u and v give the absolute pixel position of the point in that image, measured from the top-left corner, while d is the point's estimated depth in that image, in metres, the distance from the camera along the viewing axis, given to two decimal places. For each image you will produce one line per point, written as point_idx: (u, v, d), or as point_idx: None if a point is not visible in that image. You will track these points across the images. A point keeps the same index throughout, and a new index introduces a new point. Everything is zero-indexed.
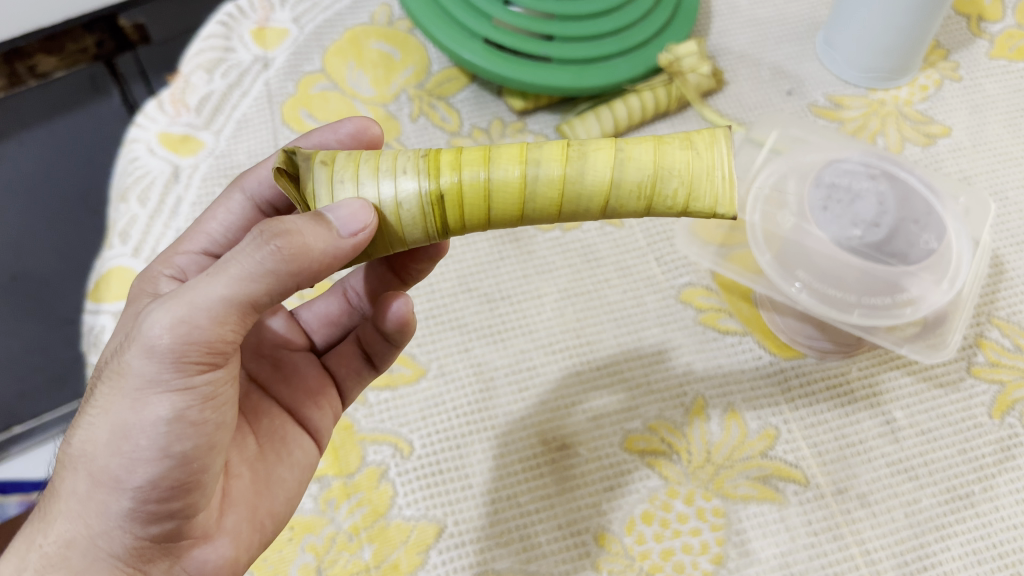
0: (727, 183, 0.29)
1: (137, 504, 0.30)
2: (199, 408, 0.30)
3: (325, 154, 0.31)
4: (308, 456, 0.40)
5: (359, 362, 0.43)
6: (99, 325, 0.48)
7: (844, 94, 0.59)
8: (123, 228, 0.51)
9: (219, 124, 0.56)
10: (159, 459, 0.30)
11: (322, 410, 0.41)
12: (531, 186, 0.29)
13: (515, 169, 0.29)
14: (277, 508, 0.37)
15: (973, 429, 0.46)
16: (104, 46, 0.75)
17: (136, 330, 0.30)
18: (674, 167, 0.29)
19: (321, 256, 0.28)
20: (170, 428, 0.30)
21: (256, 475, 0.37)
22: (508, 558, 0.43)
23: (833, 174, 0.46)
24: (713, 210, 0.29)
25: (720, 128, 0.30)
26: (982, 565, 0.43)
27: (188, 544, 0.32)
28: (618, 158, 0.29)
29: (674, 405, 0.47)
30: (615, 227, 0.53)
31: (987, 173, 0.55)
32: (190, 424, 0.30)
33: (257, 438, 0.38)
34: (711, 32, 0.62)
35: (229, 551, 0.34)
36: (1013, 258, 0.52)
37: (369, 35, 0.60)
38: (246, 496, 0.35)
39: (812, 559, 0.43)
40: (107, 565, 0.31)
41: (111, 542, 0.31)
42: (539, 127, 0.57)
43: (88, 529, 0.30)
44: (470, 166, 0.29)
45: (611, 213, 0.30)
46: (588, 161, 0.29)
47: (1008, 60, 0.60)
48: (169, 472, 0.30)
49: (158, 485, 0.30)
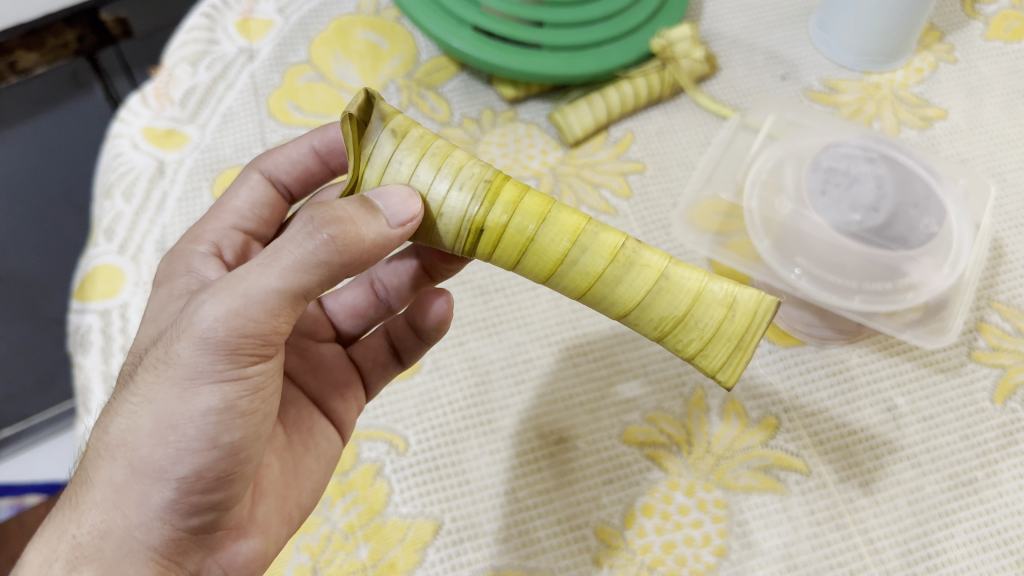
0: (740, 360, 0.31)
1: (179, 495, 0.30)
2: (249, 399, 0.31)
3: (399, 123, 0.30)
4: (334, 447, 0.40)
5: (387, 356, 0.43)
6: (85, 324, 0.47)
7: (839, 77, 0.58)
8: (109, 225, 0.50)
9: (204, 117, 0.55)
10: (205, 450, 0.30)
11: (348, 402, 0.42)
12: (567, 266, 0.30)
13: (564, 242, 0.30)
14: (305, 500, 0.37)
15: (975, 414, 0.46)
16: (85, 41, 0.74)
17: (186, 322, 0.29)
18: (704, 320, 0.30)
19: (371, 244, 0.29)
20: (221, 418, 0.30)
21: (285, 465, 0.37)
22: (506, 554, 0.42)
23: (831, 158, 0.44)
24: (713, 371, 0.31)
25: (770, 297, 0.30)
26: (988, 552, 0.42)
27: (223, 535, 0.33)
28: (660, 285, 0.30)
29: (672, 395, 0.46)
30: (609, 216, 0.52)
31: (984, 155, 0.54)
32: (240, 415, 0.30)
33: (285, 429, 0.38)
34: (703, 16, 0.61)
35: (259, 544, 0.34)
36: (1012, 241, 0.51)
37: (355, 25, 0.59)
38: (277, 487, 0.36)
39: (815, 550, 0.42)
40: (142, 557, 0.30)
41: (148, 533, 0.30)
42: (530, 116, 0.56)
43: (126, 519, 0.30)
44: (524, 214, 0.30)
45: (625, 320, 0.31)
46: (632, 274, 0.30)
47: (1003, 42, 0.59)
48: (216, 463, 0.30)
49: (203, 476, 0.30)
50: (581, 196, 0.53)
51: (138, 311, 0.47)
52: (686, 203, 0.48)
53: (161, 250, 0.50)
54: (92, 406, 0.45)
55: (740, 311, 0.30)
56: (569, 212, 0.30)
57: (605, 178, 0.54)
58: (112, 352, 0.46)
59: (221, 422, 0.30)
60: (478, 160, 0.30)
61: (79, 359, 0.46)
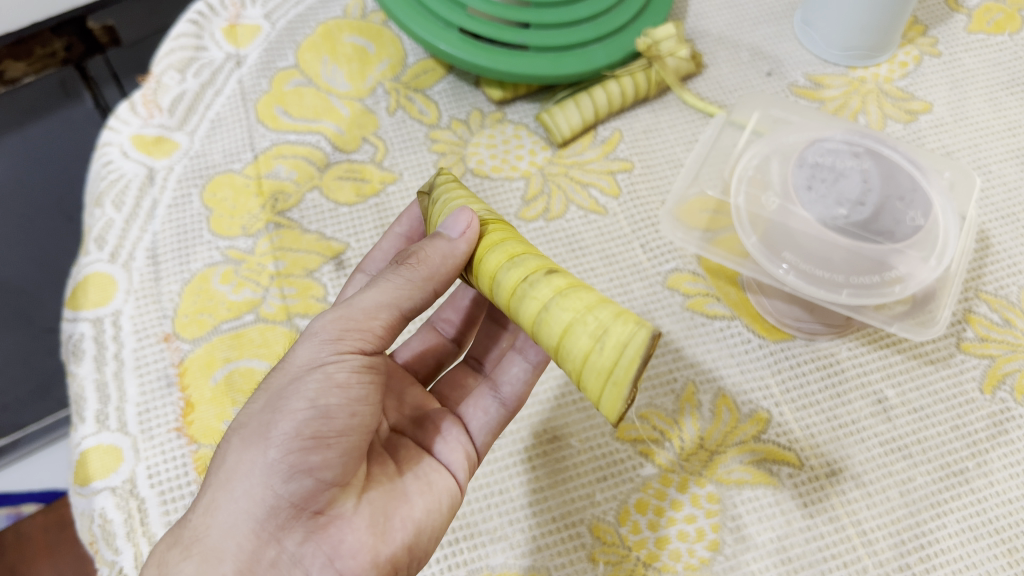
0: (616, 390, 0.29)
1: (281, 455, 0.33)
2: (347, 373, 0.34)
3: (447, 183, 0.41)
4: (444, 483, 0.38)
5: (487, 396, 0.42)
6: (77, 333, 0.47)
7: (824, 73, 0.58)
8: (100, 234, 0.50)
9: (193, 124, 0.55)
10: (307, 410, 0.33)
11: (453, 445, 0.40)
12: (498, 286, 0.33)
13: (496, 263, 0.34)
14: (416, 517, 0.35)
15: (965, 404, 0.46)
16: (73, 50, 0.73)
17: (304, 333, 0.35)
18: (581, 346, 0.30)
19: (443, 262, 0.35)
20: (318, 384, 0.33)
21: (394, 484, 0.36)
22: (502, 553, 0.42)
23: (817, 154, 0.45)
24: (600, 403, 0.30)
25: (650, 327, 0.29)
26: (979, 541, 0.42)
27: (325, 521, 0.33)
28: (546, 306, 0.31)
29: (664, 392, 0.47)
30: (599, 215, 0.53)
31: (968, 147, 0.55)
32: (337, 385, 0.34)
33: (396, 464, 0.38)
34: (688, 15, 0.62)
35: (368, 538, 0.33)
36: (999, 232, 0.52)
37: (342, 29, 0.59)
38: (383, 499, 0.35)
39: (809, 542, 0.43)
40: (245, 530, 0.33)
41: (253, 500, 0.33)
42: (518, 117, 0.57)
43: (231, 492, 0.33)
44: (482, 242, 0.35)
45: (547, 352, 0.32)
46: (531, 293, 0.32)
47: (986, 34, 0.60)
48: (311, 423, 0.33)
49: (302, 432, 0.33)
50: (569, 196, 0.53)
51: (131, 321, 0.48)
52: (675, 201, 0.48)
53: (153, 257, 0.50)
54: (86, 414, 0.45)
55: (611, 344, 0.29)
56: (517, 247, 0.34)
57: (594, 177, 0.54)
58: (106, 360, 0.47)
59: (321, 385, 0.33)
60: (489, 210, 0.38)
61: (72, 367, 0.47)
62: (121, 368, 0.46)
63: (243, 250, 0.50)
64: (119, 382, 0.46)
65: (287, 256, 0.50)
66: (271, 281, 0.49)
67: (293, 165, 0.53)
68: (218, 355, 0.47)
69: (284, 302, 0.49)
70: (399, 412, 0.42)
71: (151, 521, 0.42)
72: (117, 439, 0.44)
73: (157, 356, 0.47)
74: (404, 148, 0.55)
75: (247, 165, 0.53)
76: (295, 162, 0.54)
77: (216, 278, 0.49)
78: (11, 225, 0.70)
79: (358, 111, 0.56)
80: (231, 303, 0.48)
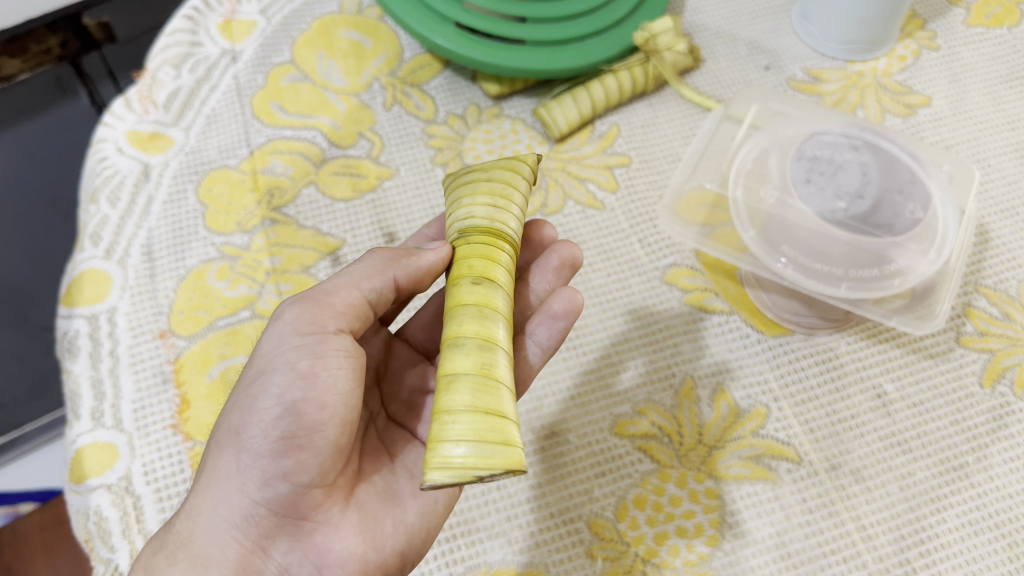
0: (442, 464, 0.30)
1: (254, 459, 0.33)
2: (311, 360, 0.33)
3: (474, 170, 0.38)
4: None
5: None
6: (72, 329, 0.47)
7: (822, 66, 0.58)
8: (95, 230, 0.50)
9: (188, 120, 0.54)
10: (273, 408, 0.32)
11: None
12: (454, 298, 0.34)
13: (468, 279, 0.34)
14: (410, 520, 0.35)
15: (965, 399, 0.46)
16: (69, 47, 0.75)
17: (273, 320, 0.35)
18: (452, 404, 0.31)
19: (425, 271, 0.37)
20: (285, 378, 0.33)
21: (388, 484, 0.36)
22: (499, 549, 0.42)
23: (815, 147, 0.44)
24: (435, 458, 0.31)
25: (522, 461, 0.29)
26: (979, 536, 0.42)
27: (309, 528, 0.33)
28: (461, 349, 0.32)
29: (662, 387, 0.47)
30: (597, 210, 0.53)
31: (968, 141, 0.55)
32: (301, 376, 0.32)
33: (392, 458, 0.37)
34: (686, 9, 0.62)
35: (356, 545, 0.33)
36: (998, 226, 0.52)
37: (338, 24, 0.59)
38: (375, 501, 0.35)
39: (808, 538, 0.42)
40: (230, 537, 0.33)
41: (229, 508, 0.33)
42: (515, 112, 0.57)
43: (212, 499, 0.34)
44: (473, 250, 0.35)
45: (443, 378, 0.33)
46: (464, 326, 0.32)
47: (985, 28, 0.60)
48: (278, 423, 0.32)
49: (271, 434, 0.32)
50: (567, 190, 0.53)
51: (126, 317, 0.48)
52: (673, 195, 0.48)
53: (148, 253, 0.50)
54: (81, 412, 0.45)
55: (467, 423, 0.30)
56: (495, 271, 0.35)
57: (591, 172, 0.54)
58: (101, 357, 0.46)
59: (286, 380, 0.33)
60: (509, 215, 0.36)
61: (66, 364, 0.46)
62: (116, 365, 0.46)
63: (238, 246, 0.50)
64: (114, 379, 0.46)
65: (283, 252, 0.50)
66: (267, 277, 0.49)
67: (288, 161, 0.53)
68: (213, 351, 0.46)
69: (280, 298, 0.48)
70: (395, 397, 0.41)
71: (147, 518, 0.42)
72: (112, 436, 0.44)
73: (152, 352, 0.47)
74: (400, 144, 0.55)
75: (242, 161, 0.53)
76: (291, 157, 0.53)
77: (211, 274, 0.49)
78: (7, 223, 0.70)
79: (354, 107, 0.56)
80: (226, 300, 0.48)
